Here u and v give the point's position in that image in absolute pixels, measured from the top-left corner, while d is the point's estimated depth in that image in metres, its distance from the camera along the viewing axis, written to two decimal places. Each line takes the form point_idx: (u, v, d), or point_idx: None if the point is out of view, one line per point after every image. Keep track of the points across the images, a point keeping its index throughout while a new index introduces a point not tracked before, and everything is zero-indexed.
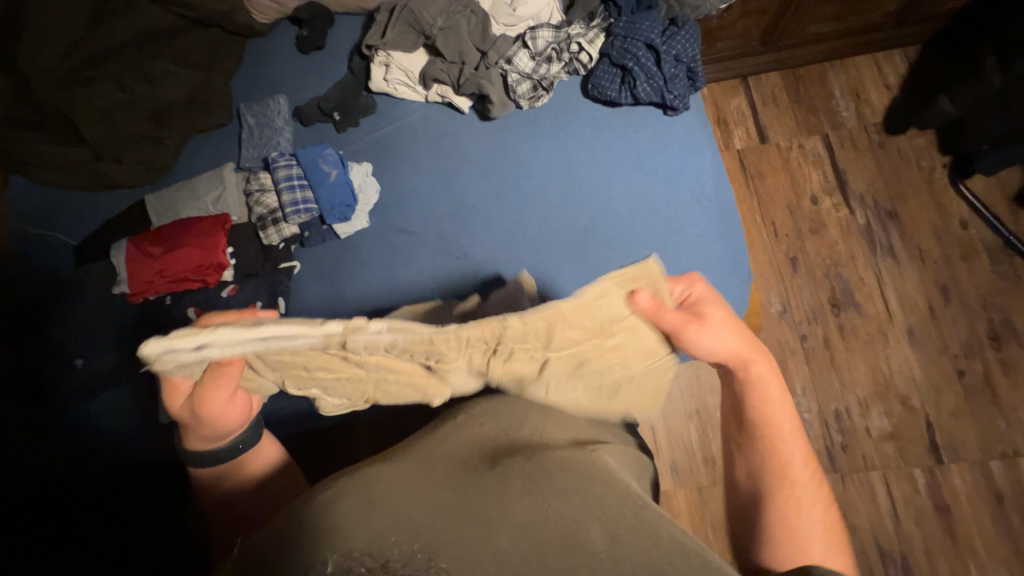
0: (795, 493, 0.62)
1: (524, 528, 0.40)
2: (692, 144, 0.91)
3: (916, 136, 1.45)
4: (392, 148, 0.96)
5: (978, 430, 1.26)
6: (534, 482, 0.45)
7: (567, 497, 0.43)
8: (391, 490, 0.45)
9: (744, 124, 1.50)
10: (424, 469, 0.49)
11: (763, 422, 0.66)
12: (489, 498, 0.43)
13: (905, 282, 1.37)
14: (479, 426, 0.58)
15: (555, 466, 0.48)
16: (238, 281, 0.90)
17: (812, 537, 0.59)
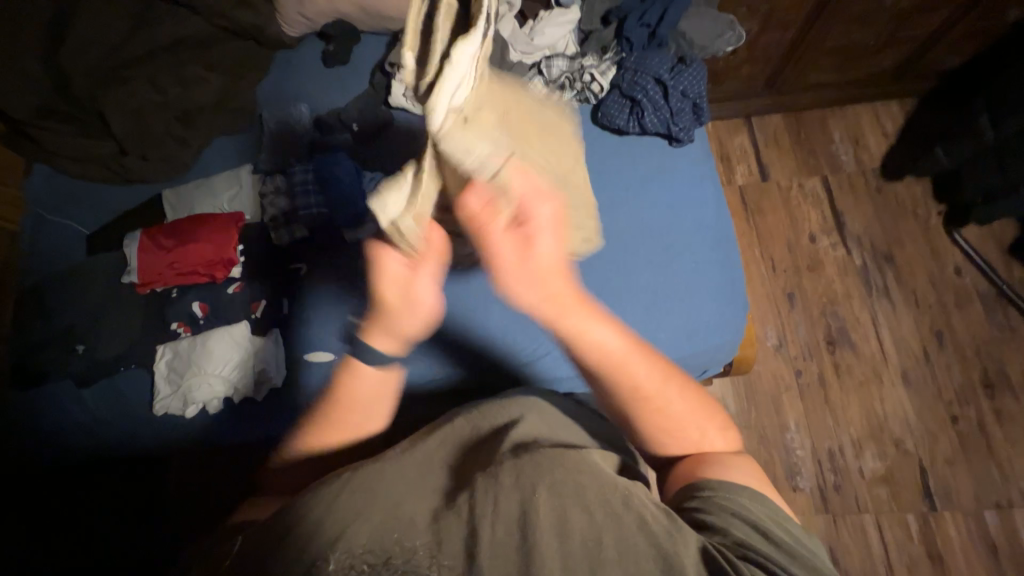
0: (681, 437, 0.62)
1: (516, 524, 0.46)
2: (695, 175, 0.94)
3: (914, 183, 1.49)
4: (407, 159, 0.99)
5: (972, 479, 1.25)
6: (522, 482, 0.49)
7: (555, 490, 0.48)
8: (394, 488, 0.50)
9: (747, 162, 1.55)
10: (422, 475, 0.53)
11: (626, 396, 0.61)
12: (482, 499, 0.48)
13: (900, 324, 1.38)
14: (477, 422, 0.61)
15: (544, 459, 0.51)
16: (244, 278, 0.93)
17: (706, 445, 0.62)
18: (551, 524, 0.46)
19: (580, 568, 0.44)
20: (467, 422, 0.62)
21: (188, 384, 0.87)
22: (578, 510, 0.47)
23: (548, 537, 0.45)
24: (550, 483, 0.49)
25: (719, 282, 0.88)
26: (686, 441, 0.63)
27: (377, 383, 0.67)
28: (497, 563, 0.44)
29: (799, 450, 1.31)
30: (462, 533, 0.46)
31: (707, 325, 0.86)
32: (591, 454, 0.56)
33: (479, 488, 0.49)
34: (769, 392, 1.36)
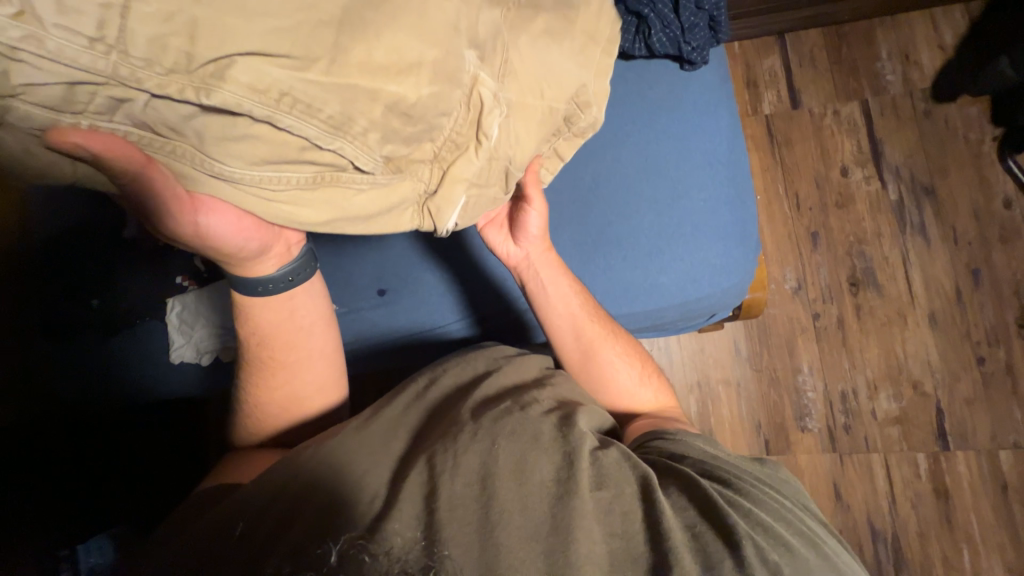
0: (630, 374, 0.77)
1: (475, 473, 0.48)
2: (708, 103, 0.85)
3: (968, 104, 1.32)
4: None
5: (992, 419, 1.22)
6: (480, 437, 0.52)
7: (512, 438, 0.52)
8: (360, 458, 0.52)
9: (776, 87, 1.40)
10: (385, 444, 0.55)
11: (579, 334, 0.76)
12: (442, 454, 0.50)
13: (932, 263, 1.29)
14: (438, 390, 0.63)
15: (503, 413, 0.55)
16: None
17: (642, 388, 0.78)
18: (509, 466, 0.49)
19: (538, 504, 0.47)
20: (435, 386, 0.64)
21: (202, 334, 0.94)
22: (536, 455, 0.51)
23: (507, 480, 0.48)
24: (508, 433, 0.52)
25: (729, 223, 0.82)
26: (619, 390, 0.77)
27: (302, 315, 0.72)
28: (457, 511, 0.45)
29: (811, 392, 1.30)
30: (422, 486, 0.47)
31: (715, 266, 0.82)
32: (539, 403, 0.59)
33: (439, 447, 0.51)
34: (783, 335, 1.33)
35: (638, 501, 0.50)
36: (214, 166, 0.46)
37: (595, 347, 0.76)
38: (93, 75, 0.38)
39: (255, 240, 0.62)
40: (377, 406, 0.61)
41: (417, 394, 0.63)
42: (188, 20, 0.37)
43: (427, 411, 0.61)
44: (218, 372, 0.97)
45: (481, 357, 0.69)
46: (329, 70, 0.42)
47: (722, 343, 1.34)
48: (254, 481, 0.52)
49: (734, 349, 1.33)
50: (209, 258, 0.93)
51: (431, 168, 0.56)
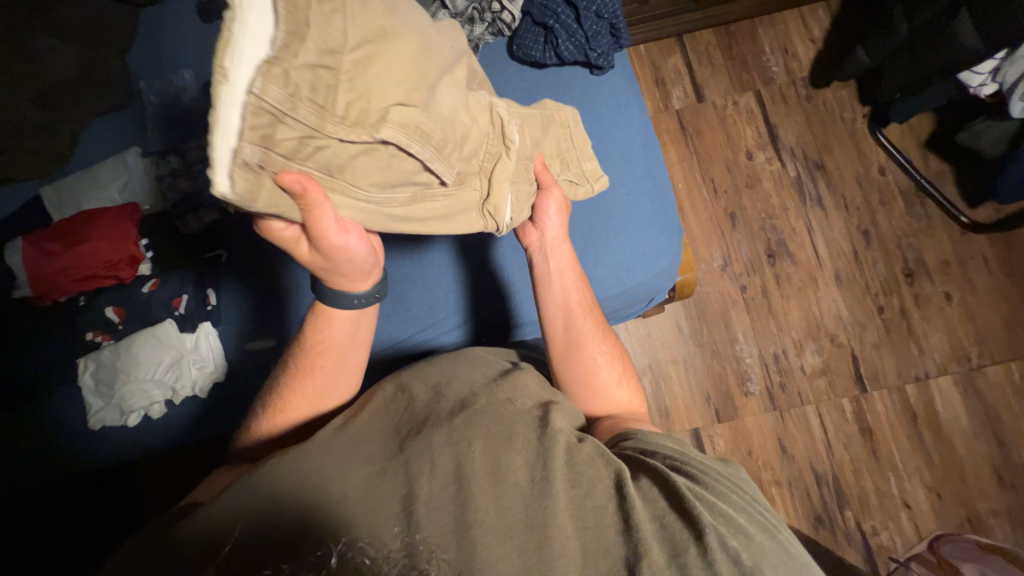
0: (608, 376, 0.74)
1: (450, 476, 0.48)
2: (618, 104, 0.91)
3: (840, 88, 1.51)
4: None
5: (896, 359, 1.39)
6: (455, 439, 0.52)
7: (488, 441, 0.52)
8: (329, 467, 0.50)
9: (681, 84, 1.52)
10: (361, 448, 0.53)
11: (566, 323, 0.75)
12: (418, 461, 0.50)
13: (831, 229, 1.46)
14: (407, 392, 0.62)
15: (478, 414, 0.56)
16: (158, 274, 0.87)
17: (618, 393, 0.74)
18: (485, 469, 0.49)
19: (513, 501, 0.48)
20: (403, 392, 0.62)
21: (122, 393, 0.82)
22: (510, 456, 0.51)
23: (484, 484, 0.48)
24: (484, 436, 0.53)
25: (652, 213, 0.88)
26: (596, 385, 0.73)
27: (365, 331, 0.73)
28: (434, 514, 0.46)
29: (748, 358, 1.41)
30: (400, 492, 0.47)
31: (643, 255, 0.87)
32: (516, 403, 0.60)
33: (415, 454, 0.51)
34: (718, 310, 1.43)
35: (612, 498, 0.49)
36: (357, 196, 0.54)
37: (583, 336, 0.74)
38: (262, 109, 0.42)
39: (373, 258, 0.67)
40: (347, 416, 0.59)
41: (383, 402, 0.61)
42: (359, 86, 0.47)
43: (394, 415, 0.59)
44: (147, 434, 0.85)
45: (447, 362, 0.69)
46: (435, 116, 0.53)
47: (665, 324, 1.43)
48: (229, 496, 0.48)
49: (676, 328, 1.42)
50: (124, 308, 0.86)
51: (481, 179, 0.64)
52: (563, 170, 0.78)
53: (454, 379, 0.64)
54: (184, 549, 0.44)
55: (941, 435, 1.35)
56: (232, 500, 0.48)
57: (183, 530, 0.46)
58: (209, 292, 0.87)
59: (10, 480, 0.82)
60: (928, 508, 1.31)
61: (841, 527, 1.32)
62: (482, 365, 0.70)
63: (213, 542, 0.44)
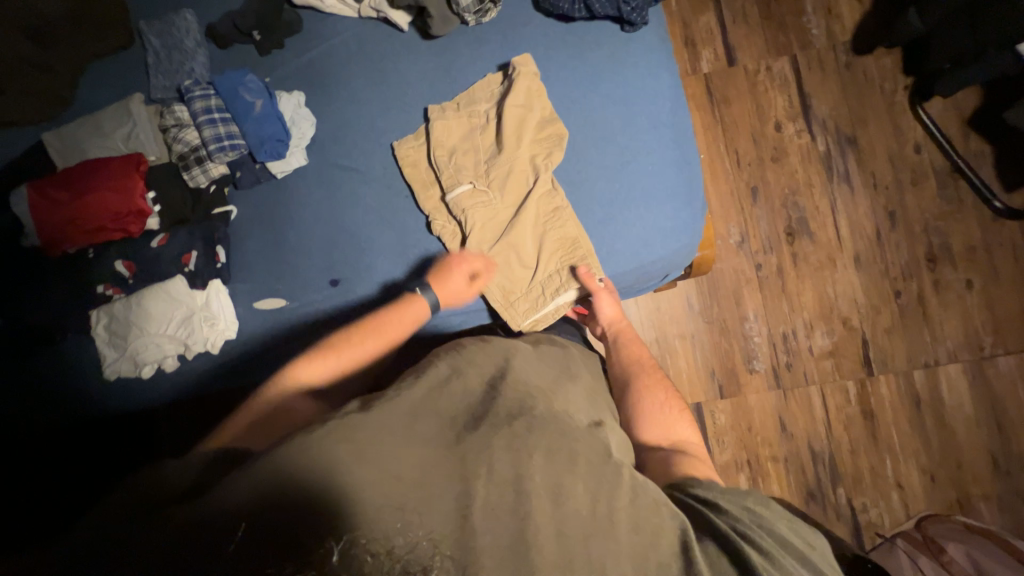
0: (667, 420, 0.76)
1: (509, 483, 0.51)
2: (651, 65, 0.85)
3: (884, 55, 1.40)
4: (387, 58, 0.89)
5: (907, 345, 1.38)
6: (519, 448, 0.54)
7: (548, 455, 0.55)
8: (382, 445, 0.50)
9: (712, 45, 1.43)
10: (399, 426, 0.53)
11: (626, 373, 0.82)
12: (478, 457, 0.52)
13: (857, 209, 1.40)
14: (458, 380, 0.62)
15: (539, 424, 0.58)
16: (167, 229, 0.85)
17: (678, 433, 0.75)
18: (545, 490, 0.52)
19: (573, 528, 0.52)
20: (455, 376, 0.62)
21: (135, 346, 0.83)
22: (571, 478, 0.54)
23: (545, 503, 0.51)
24: (544, 448, 0.55)
25: (676, 184, 0.84)
26: (656, 427, 0.76)
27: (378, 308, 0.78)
28: (491, 522, 0.49)
29: (756, 337, 1.40)
30: (456, 492, 0.49)
31: (664, 230, 0.84)
32: (569, 417, 0.63)
33: (474, 451, 0.52)
34: (730, 287, 1.41)
35: (675, 558, 0.54)
36: None
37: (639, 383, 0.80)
38: None
39: None
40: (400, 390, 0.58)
41: (438, 379, 0.61)
42: None
43: (445, 396, 0.59)
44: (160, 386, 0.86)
45: (499, 350, 0.70)
46: None
47: (675, 299, 1.41)
48: (268, 459, 0.47)
49: (686, 304, 1.41)
50: (133, 262, 0.85)
51: None
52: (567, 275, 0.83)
53: (511, 377, 0.64)
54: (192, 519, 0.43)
55: (944, 421, 1.36)
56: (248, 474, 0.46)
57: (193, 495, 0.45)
58: (218, 249, 0.86)
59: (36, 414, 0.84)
60: (920, 489, 1.34)
61: (832, 502, 1.35)
62: (546, 367, 0.72)
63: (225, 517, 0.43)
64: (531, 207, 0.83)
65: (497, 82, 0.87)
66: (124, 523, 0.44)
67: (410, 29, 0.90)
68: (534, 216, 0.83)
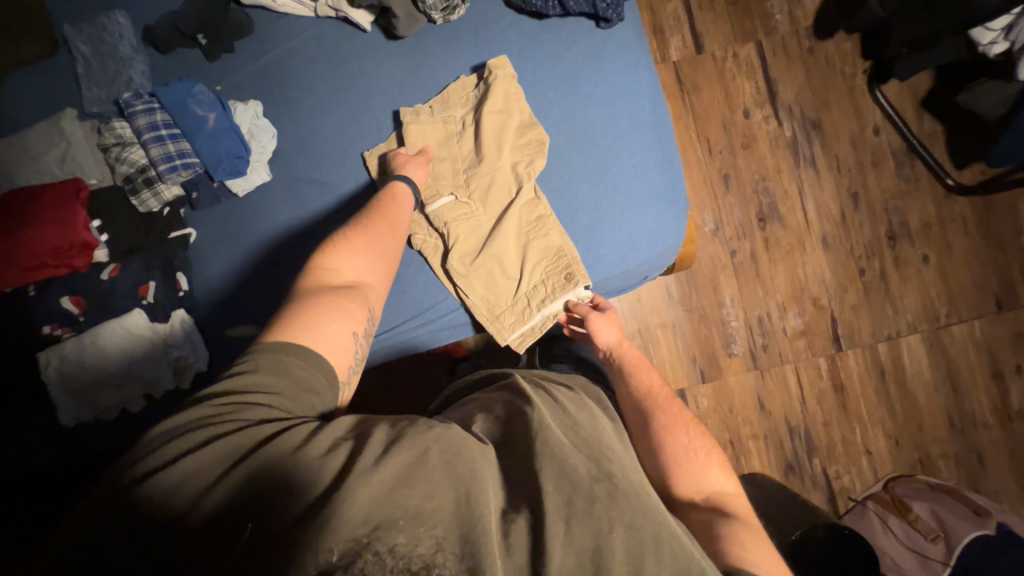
0: (695, 457, 0.71)
1: (588, 554, 0.49)
2: (628, 64, 0.84)
3: (843, 40, 1.44)
4: (350, 62, 0.83)
5: (872, 320, 1.45)
6: (599, 518, 0.51)
7: (631, 532, 0.51)
8: (461, 483, 0.51)
9: (680, 33, 1.42)
10: (464, 458, 0.53)
11: (647, 399, 0.77)
12: (553, 523, 0.50)
13: (822, 192, 1.45)
14: (551, 419, 0.62)
15: (623, 493, 0.54)
16: (118, 259, 0.78)
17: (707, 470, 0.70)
18: (624, 569, 0.49)
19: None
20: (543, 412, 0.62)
21: (94, 389, 0.76)
22: (653, 561, 0.50)
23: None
24: (630, 521, 0.52)
25: (659, 185, 0.84)
26: (689, 467, 0.70)
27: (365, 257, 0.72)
28: None
29: (733, 321, 1.44)
30: (527, 547, 0.49)
31: (649, 232, 0.83)
32: (653, 490, 0.59)
33: (553, 514, 0.51)
34: (707, 274, 1.44)
35: None
36: None
37: (659, 412, 0.75)
38: None
39: None
40: (480, 431, 0.61)
41: (516, 411, 0.63)
42: None
43: (518, 430, 0.60)
44: (124, 429, 0.79)
45: (575, 398, 0.70)
46: None
47: (655, 289, 1.43)
48: (314, 475, 0.50)
49: (665, 293, 1.43)
50: (82, 298, 0.77)
51: None
52: (552, 275, 0.81)
53: (580, 421, 0.64)
54: (223, 507, 0.48)
55: (906, 390, 1.45)
56: (277, 481, 0.50)
57: (221, 477, 0.49)
58: (179, 276, 0.80)
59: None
60: (887, 454, 1.43)
61: (808, 473, 1.42)
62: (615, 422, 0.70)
63: (251, 513, 0.47)
64: (514, 216, 0.81)
65: (472, 85, 0.83)
66: (173, 486, 0.48)
67: (373, 29, 0.84)
68: (517, 228, 0.82)
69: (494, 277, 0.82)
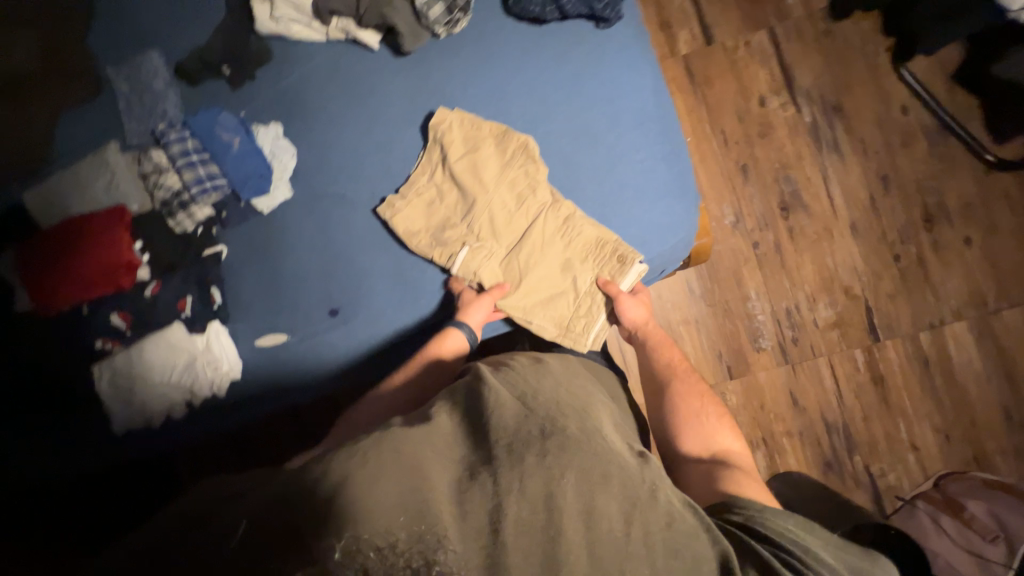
0: (704, 418, 0.79)
1: (541, 502, 0.50)
2: (629, 62, 0.84)
3: (862, 18, 1.39)
4: (359, 79, 0.88)
5: (911, 308, 1.37)
6: (549, 468, 0.52)
7: (582, 476, 0.53)
8: (414, 467, 0.51)
9: (688, 25, 1.41)
10: (414, 446, 0.53)
11: (668, 374, 0.84)
12: (508, 480, 0.51)
13: (849, 177, 1.39)
14: (496, 393, 0.60)
15: (573, 444, 0.55)
16: (159, 277, 0.85)
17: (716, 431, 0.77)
18: (578, 506, 0.52)
19: (605, 548, 0.51)
20: (489, 390, 0.61)
21: (143, 398, 0.82)
22: (603, 495, 0.53)
23: (575, 521, 0.51)
24: (582, 468, 0.54)
25: (668, 179, 0.83)
26: (701, 426, 0.78)
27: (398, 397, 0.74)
28: (524, 537, 0.49)
29: (760, 315, 1.40)
30: (488, 506, 0.49)
31: (660, 226, 0.83)
32: (613, 442, 0.61)
33: (505, 467, 0.52)
34: (729, 268, 1.40)
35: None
36: None
37: (676, 384, 0.83)
38: None
39: None
40: (434, 413, 0.59)
41: (466, 393, 0.63)
42: None
43: (473, 416, 0.59)
44: (171, 436, 0.85)
45: (532, 372, 0.69)
46: None
47: (675, 286, 1.41)
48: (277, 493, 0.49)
49: (686, 289, 1.40)
50: (129, 314, 0.84)
51: None
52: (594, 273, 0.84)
53: (544, 394, 0.63)
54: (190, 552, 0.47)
55: (953, 380, 1.36)
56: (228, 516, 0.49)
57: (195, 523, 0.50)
58: (213, 290, 0.85)
59: (55, 473, 0.84)
60: (936, 449, 1.34)
61: (849, 470, 1.35)
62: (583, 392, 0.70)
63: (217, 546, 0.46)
64: (539, 227, 0.83)
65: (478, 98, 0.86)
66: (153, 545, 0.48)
67: (381, 47, 0.88)
68: (544, 240, 0.84)
69: (545, 291, 0.84)
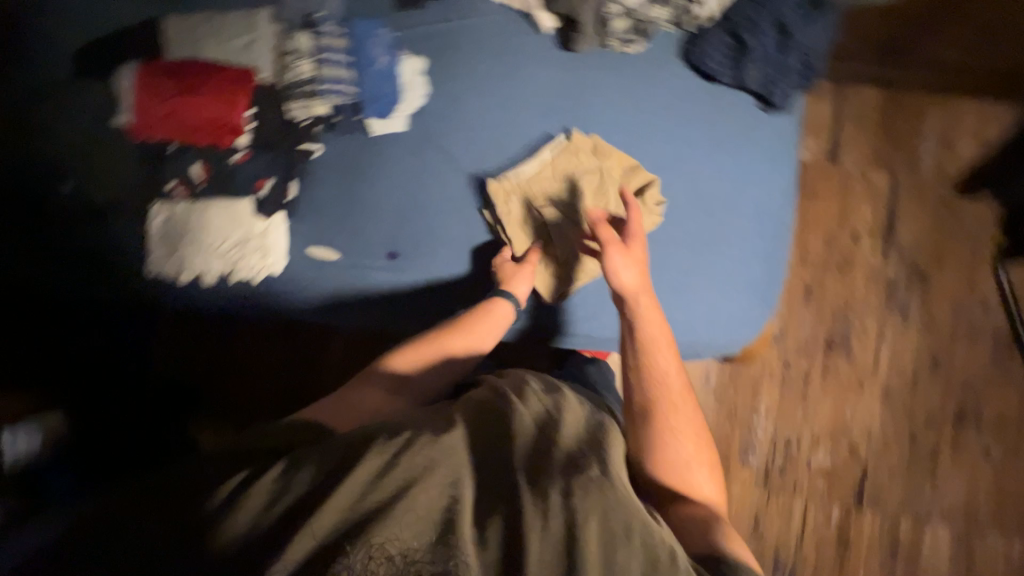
0: (686, 461, 0.71)
1: (555, 539, 0.53)
2: (770, 153, 0.84)
3: (985, 205, 1.37)
4: (514, 52, 0.87)
5: (904, 491, 1.35)
6: (564, 507, 0.54)
7: (597, 522, 0.54)
8: (435, 484, 0.56)
9: (820, 136, 1.39)
10: (437, 456, 0.58)
11: (661, 391, 0.73)
12: (525, 510, 0.54)
13: (903, 344, 1.37)
14: (520, 419, 0.64)
15: (587, 481, 0.57)
16: (251, 149, 0.84)
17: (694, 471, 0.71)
18: (595, 550, 0.53)
19: None
20: (513, 415, 0.65)
21: (187, 253, 0.83)
22: (611, 542, 0.54)
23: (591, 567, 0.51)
24: (595, 509, 0.55)
25: (757, 275, 0.83)
26: (682, 467, 0.70)
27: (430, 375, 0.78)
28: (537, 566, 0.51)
29: (761, 432, 1.38)
30: (500, 542, 0.53)
31: (729, 316, 0.82)
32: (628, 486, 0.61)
33: (524, 501, 0.55)
34: (753, 376, 1.39)
35: None
36: None
37: (666, 407, 0.72)
38: None
39: None
40: (454, 420, 0.64)
41: (493, 408, 0.67)
42: None
43: (496, 427, 0.64)
44: (191, 299, 0.85)
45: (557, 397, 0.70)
46: None
47: (694, 368, 1.39)
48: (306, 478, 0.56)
49: (704, 377, 1.39)
50: (209, 169, 0.84)
51: None
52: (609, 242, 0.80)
53: (563, 423, 0.65)
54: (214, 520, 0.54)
55: None
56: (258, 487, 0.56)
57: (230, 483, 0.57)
58: (292, 185, 0.85)
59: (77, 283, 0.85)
60: None
61: None
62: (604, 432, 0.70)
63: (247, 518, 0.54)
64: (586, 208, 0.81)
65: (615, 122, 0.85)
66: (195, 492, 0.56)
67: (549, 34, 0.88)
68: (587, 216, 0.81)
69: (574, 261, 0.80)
